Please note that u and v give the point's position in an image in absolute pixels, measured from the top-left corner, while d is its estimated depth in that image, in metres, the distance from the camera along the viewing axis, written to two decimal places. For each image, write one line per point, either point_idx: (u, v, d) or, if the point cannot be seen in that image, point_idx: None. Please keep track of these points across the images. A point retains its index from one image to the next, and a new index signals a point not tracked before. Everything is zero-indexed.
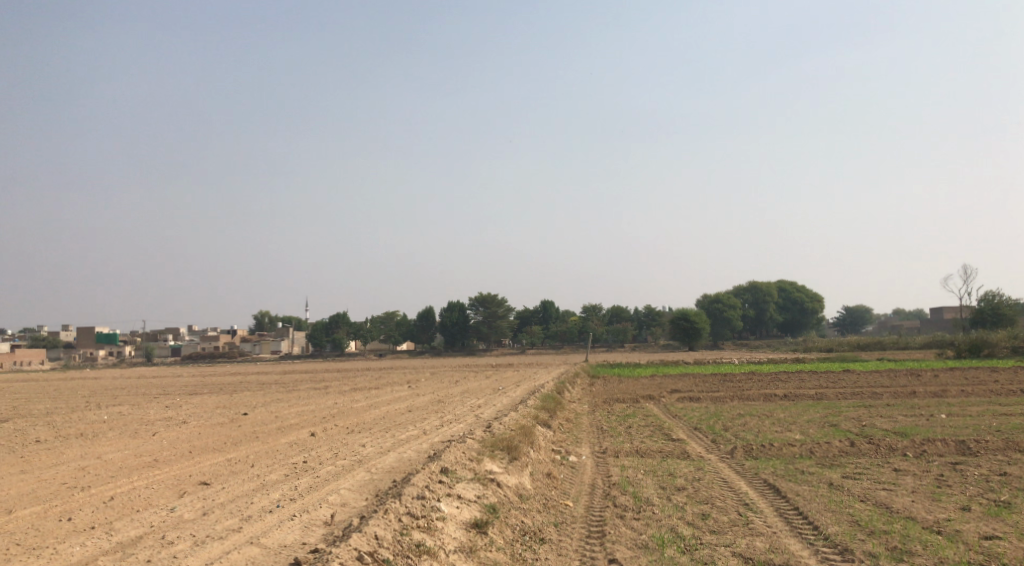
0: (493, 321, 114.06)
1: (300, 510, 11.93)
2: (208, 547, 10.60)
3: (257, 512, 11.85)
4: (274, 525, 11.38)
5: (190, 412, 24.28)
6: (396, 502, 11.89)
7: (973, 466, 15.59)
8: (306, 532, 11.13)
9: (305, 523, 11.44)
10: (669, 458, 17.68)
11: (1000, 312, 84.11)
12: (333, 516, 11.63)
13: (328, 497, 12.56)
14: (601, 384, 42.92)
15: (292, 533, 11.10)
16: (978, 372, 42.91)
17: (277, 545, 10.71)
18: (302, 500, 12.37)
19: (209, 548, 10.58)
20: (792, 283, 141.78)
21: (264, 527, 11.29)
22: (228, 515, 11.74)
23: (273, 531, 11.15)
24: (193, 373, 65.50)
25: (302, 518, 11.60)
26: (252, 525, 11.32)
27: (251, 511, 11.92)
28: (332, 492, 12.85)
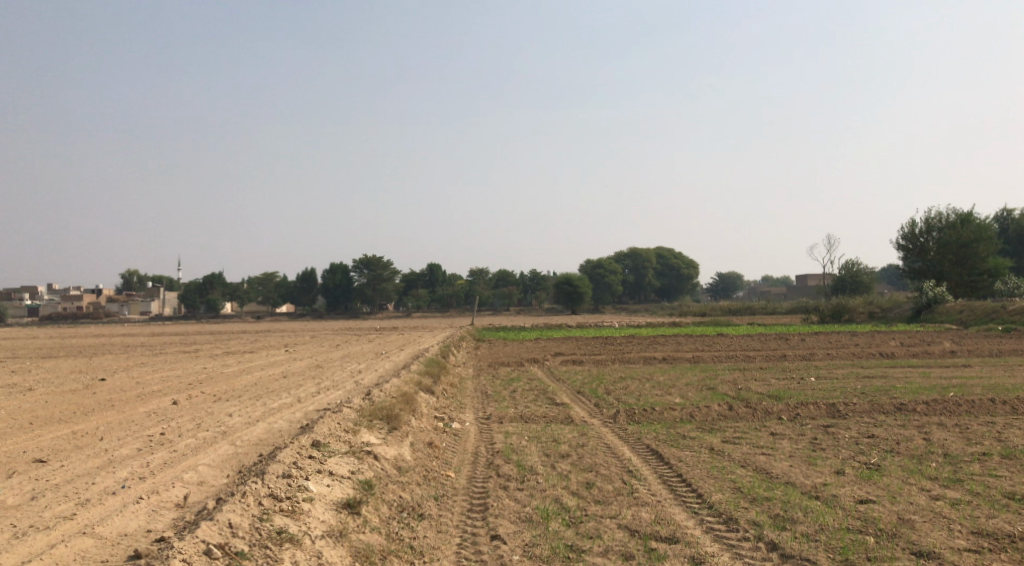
0: (378, 283, 111.56)
1: (148, 492, 11.03)
2: (31, 540, 9.63)
3: (96, 496, 10.88)
4: (115, 510, 10.46)
5: (39, 377, 22.54)
6: (257, 484, 11.12)
7: (845, 428, 16.04)
8: (152, 519, 10.29)
9: (153, 507, 10.59)
10: (552, 423, 17.49)
11: (859, 279, 88.73)
12: (185, 499, 10.79)
13: (183, 475, 11.70)
14: (484, 348, 42.70)
15: (135, 520, 10.24)
16: (840, 336, 44.98)
17: (115, 535, 9.85)
18: (153, 480, 11.46)
19: (31, 540, 9.61)
20: (670, 250, 145.68)
21: (102, 512, 10.37)
22: (61, 500, 10.71)
23: (113, 517, 10.25)
24: (53, 335, 61.67)
25: (149, 502, 10.72)
26: (89, 511, 10.38)
27: (89, 493, 10.94)
28: (189, 469, 11.98)
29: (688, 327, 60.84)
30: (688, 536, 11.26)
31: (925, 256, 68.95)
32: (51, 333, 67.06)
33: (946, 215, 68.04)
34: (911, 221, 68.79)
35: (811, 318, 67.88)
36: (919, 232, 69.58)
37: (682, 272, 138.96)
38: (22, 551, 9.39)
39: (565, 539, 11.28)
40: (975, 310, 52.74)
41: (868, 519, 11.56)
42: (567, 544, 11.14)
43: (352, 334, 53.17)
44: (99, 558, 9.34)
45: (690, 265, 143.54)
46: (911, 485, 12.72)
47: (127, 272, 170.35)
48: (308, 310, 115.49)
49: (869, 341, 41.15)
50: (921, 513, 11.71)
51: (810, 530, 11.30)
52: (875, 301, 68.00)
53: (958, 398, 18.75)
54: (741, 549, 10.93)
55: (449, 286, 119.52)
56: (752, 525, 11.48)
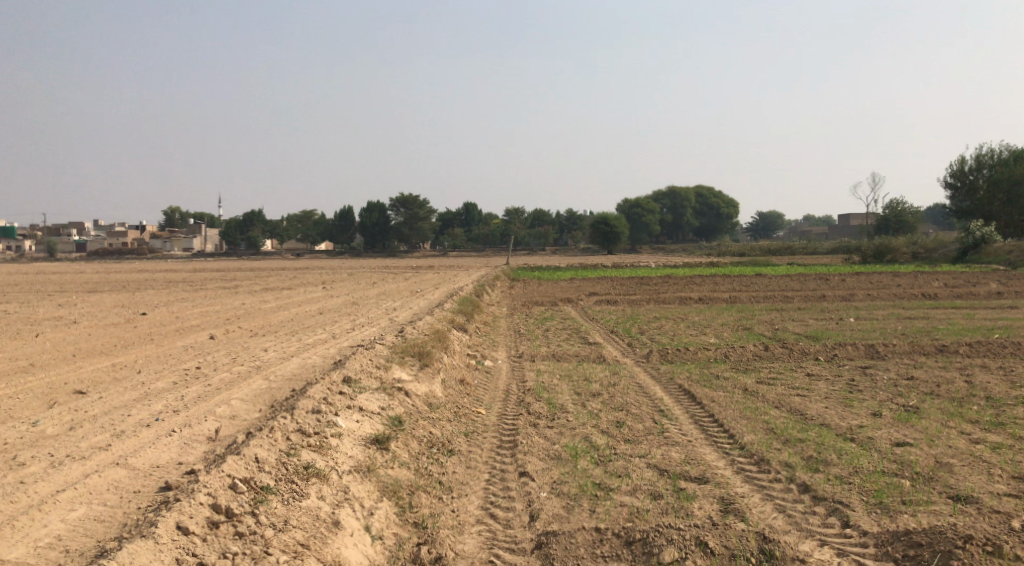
0: (415, 222, 111.85)
1: (180, 425, 11.23)
2: (66, 470, 9.84)
3: (131, 428, 11.08)
4: (148, 442, 10.66)
5: (83, 311, 23.03)
6: (286, 419, 11.24)
7: (882, 370, 15.83)
8: (184, 451, 10.48)
9: (185, 440, 10.78)
10: (584, 362, 17.49)
11: (903, 219, 86.98)
12: (216, 432, 10.96)
13: (216, 409, 11.88)
14: (520, 287, 42.70)
15: (167, 452, 10.43)
16: (882, 277, 44.26)
17: (147, 467, 10.04)
18: (186, 413, 11.66)
19: (65, 470, 9.82)
20: (710, 190, 143.90)
21: (136, 444, 10.57)
22: (97, 431, 10.94)
23: (146, 449, 10.45)
24: (98, 269, 62.86)
25: (181, 435, 10.91)
26: (123, 443, 10.58)
27: (124, 425, 11.15)
28: (222, 402, 12.17)
29: (725, 267, 60.25)
30: (718, 477, 11.22)
31: (974, 195, 67.48)
32: (94, 268, 68.36)
33: (998, 152, 66.15)
34: (961, 158, 67.11)
35: (853, 258, 66.85)
36: (969, 169, 68.15)
37: (721, 211, 137.24)
38: (56, 481, 9.59)
39: (594, 477, 11.30)
40: (1023, 251, 51.51)
41: (905, 462, 11.40)
42: (596, 482, 11.16)
43: (388, 272, 53.47)
44: (131, 488, 9.54)
45: (729, 204, 141.73)
46: (950, 428, 12.50)
47: (167, 208, 171.96)
48: (345, 247, 116.31)
49: (911, 281, 40.44)
50: (959, 457, 11.51)
51: (844, 472, 11.18)
52: (919, 241, 66.69)
53: (1002, 340, 18.35)
54: (772, 491, 10.86)
55: (486, 224, 119.38)
56: (784, 467, 11.39)
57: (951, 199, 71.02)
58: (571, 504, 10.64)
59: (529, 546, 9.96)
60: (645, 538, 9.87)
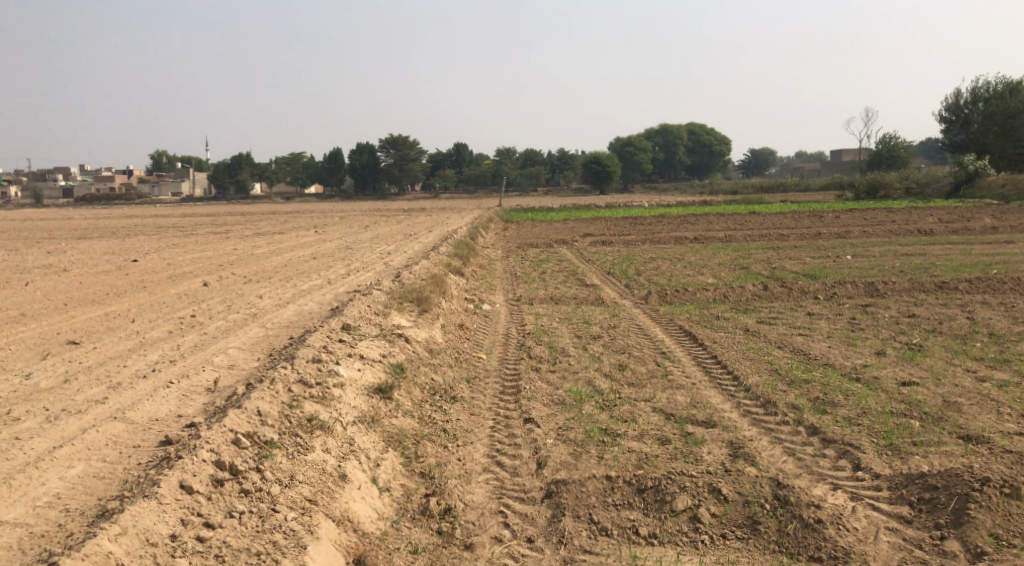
0: (405, 163, 110.83)
1: (178, 377, 11.10)
2: (62, 425, 9.73)
3: (128, 379, 10.95)
4: (147, 394, 10.55)
5: (73, 258, 22.74)
6: (287, 369, 11.12)
7: (884, 308, 15.76)
8: (183, 403, 10.38)
9: (184, 392, 10.67)
10: (583, 304, 17.39)
11: (896, 153, 86.48)
12: (215, 384, 10.85)
13: (214, 358, 11.75)
14: (513, 229, 42.39)
15: (166, 404, 10.33)
16: (876, 213, 44.06)
17: (146, 421, 9.94)
18: (183, 363, 11.53)
19: (63, 425, 9.71)
20: (702, 127, 142.67)
21: (134, 397, 10.46)
22: (93, 384, 10.81)
23: (144, 402, 10.34)
24: (86, 215, 62.16)
25: (180, 387, 10.80)
26: (120, 396, 10.47)
27: (120, 377, 11.02)
28: (219, 351, 12.04)
29: (718, 205, 60.01)
30: (726, 420, 11.20)
31: (969, 128, 66.96)
32: (82, 213, 67.59)
33: (995, 84, 65.37)
34: (956, 91, 66.37)
35: (845, 195, 66.57)
36: (964, 102, 67.42)
37: (713, 148, 136.23)
38: (54, 436, 9.49)
39: (600, 422, 11.26)
40: (1017, 184, 51.30)
41: (913, 402, 11.38)
42: (603, 427, 11.12)
43: (380, 215, 53.01)
44: (131, 443, 9.45)
45: (722, 141, 140.65)
46: (956, 366, 12.48)
47: (153, 153, 169.91)
48: (336, 190, 115.33)
49: (906, 216, 40.26)
50: (967, 396, 11.50)
51: (852, 414, 11.16)
52: (912, 176, 66.33)
53: (1002, 275, 18.27)
54: (780, 434, 10.85)
55: (477, 166, 118.37)
56: (791, 409, 11.36)
57: (945, 133, 70.52)
58: (579, 451, 10.60)
59: (538, 495, 9.96)
60: (656, 486, 9.86)
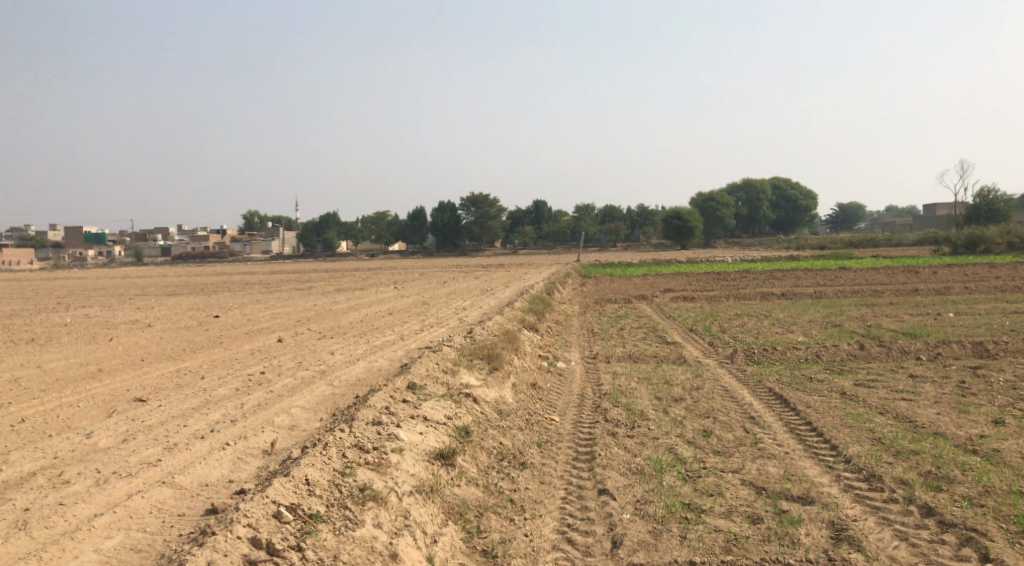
0: (486, 220, 111.69)
1: (235, 438, 10.83)
2: (110, 489, 9.52)
3: (184, 440, 10.73)
4: (201, 457, 10.30)
5: (158, 314, 23.13)
6: (343, 434, 10.73)
7: (996, 371, 14.54)
8: (236, 468, 10.08)
9: (238, 455, 10.38)
10: (664, 363, 16.62)
11: (994, 208, 82.97)
12: (271, 447, 10.53)
13: (275, 418, 11.48)
14: (592, 285, 41.83)
15: (218, 468, 10.05)
16: (976, 269, 41.92)
17: (195, 486, 9.67)
18: (243, 424, 11.26)
19: (109, 490, 9.50)
20: (787, 181, 140.31)
21: (187, 460, 10.22)
22: (149, 444, 10.61)
23: (197, 465, 10.08)
24: (178, 273, 64.55)
25: (235, 449, 10.52)
26: (173, 458, 10.24)
27: (177, 437, 10.81)
28: (282, 411, 11.77)
29: (806, 261, 58.36)
30: (826, 496, 10.31)
31: None
32: (179, 271, 70.12)
33: None
34: None
35: (941, 250, 63.92)
36: None
37: (799, 203, 133.49)
38: (98, 502, 9.27)
39: (683, 496, 10.49)
40: None
41: None
42: (686, 501, 10.36)
43: (459, 271, 53.26)
44: (175, 512, 9.16)
45: (808, 197, 137.92)
46: None
47: (246, 213, 176.27)
48: (418, 248, 116.90)
49: (1009, 273, 38.21)
50: None
51: (972, 493, 10.15)
52: (1013, 230, 63.33)
53: None
54: (890, 513, 9.92)
55: (557, 223, 118.41)
56: (900, 485, 10.40)
57: None
58: (659, 529, 9.85)
59: None
60: None
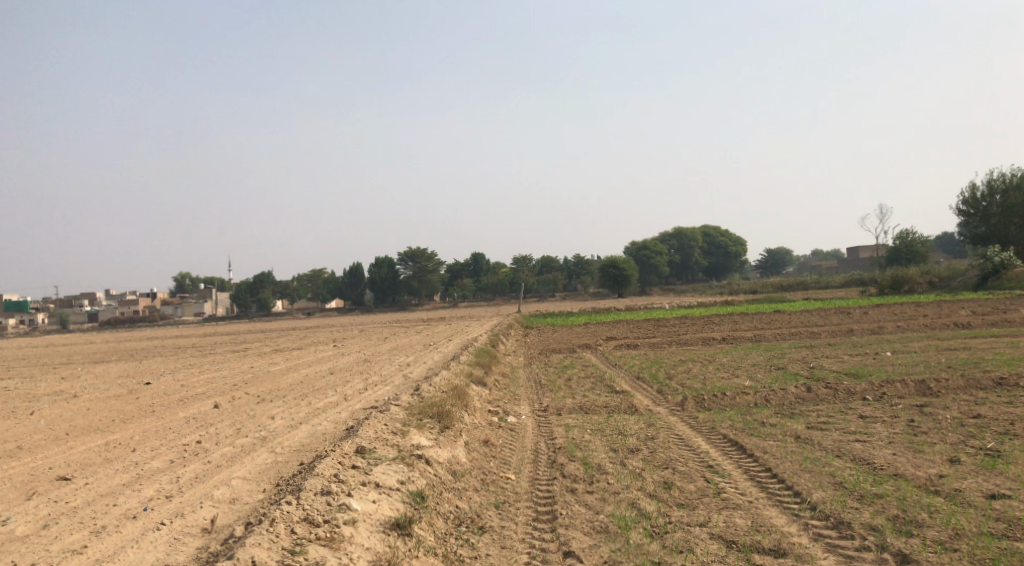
0: (424, 275, 111.11)
1: (170, 516, 10.20)
2: None
3: (113, 522, 10.06)
4: (133, 539, 9.65)
5: (85, 383, 22.10)
6: (290, 507, 10.19)
7: (943, 409, 14.66)
8: (173, 550, 9.46)
9: (175, 535, 9.76)
10: (615, 413, 16.39)
11: (915, 249, 85.77)
12: (212, 524, 9.94)
13: (215, 492, 10.88)
14: (533, 335, 41.68)
15: (153, 552, 9.42)
16: (904, 308, 42.97)
17: None
18: (179, 500, 10.63)
19: None
20: (717, 228, 143.34)
21: (117, 543, 9.56)
22: (73, 529, 9.92)
23: (128, 549, 9.44)
24: (105, 339, 62.28)
25: (171, 529, 9.90)
26: (102, 543, 9.57)
27: (106, 519, 10.13)
28: (222, 483, 11.17)
29: (741, 305, 59.27)
30: (797, 548, 10.14)
31: (989, 221, 66.32)
32: (106, 337, 67.80)
33: (1010, 176, 65.03)
34: (972, 184, 65.99)
35: (869, 291, 65.60)
36: (981, 195, 66.98)
37: (729, 249, 136.25)
38: None
39: (652, 554, 10.19)
40: None
41: (1011, 520, 10.30)
42: (656, 560, 10.06)
43: (399, 326, 52.67)
44: None
45: (738, 242, 140.96)
46: None
47: (177, 276, 172.83)
48: (356, 305, 115.59)
49: (937, 310, 39.24)
50: None
51: (943, 536, 10.09)
52: (935, 270, 65.35)
53: None
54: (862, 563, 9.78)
55: (494, 275, 118.47)
56: (869, 531, 10.29)
57: (965, 226, 69.94)
58: None
59: None
60: None
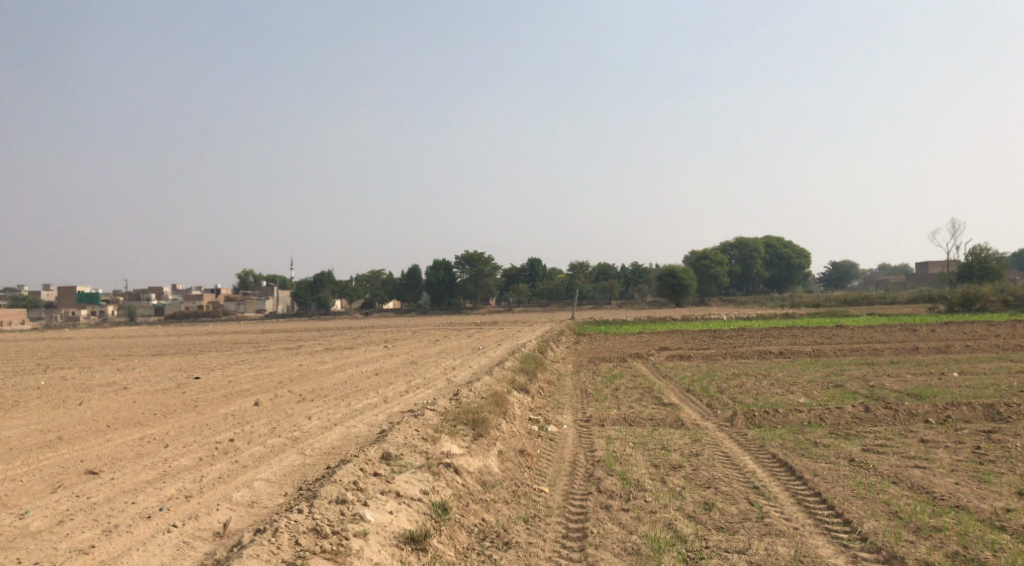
0: (481, 278, 111.18)
1: (184, 518, 10.09)
2: None
3: (127, 521, 9.99)
4: (142, 541, 9.55)
5: (136, 376, 22.36)
6: (303, 516, 9.99)
7: (1011, 436, 13.85)
8: (182, 554, 9.33)
9: (186, 538, 9.64)
10: (660, 427, 15.90)
11: (987, 266, 82.86)
12: (224, 528, 9.80)
13: (234, 494, 10.75)
14: (586, 343, 41.19)
15: (161, 555, 9.30)
16: (974, 327, 41.37)
17: None
18: (197, 501, 10.52)
19: None
20: (780, 239, 140.74)
21: (124, 545, 9.47)
22: (86, 526, 9.87)
23: (135, 552, 9.33)
24: (168, 333, 63.68)
25: (181, 532, 9.77)
26: (111, 543, 9.50)
27: (119, 518, 10.06)
28: (244, 485, 11.04)
29: (803, 319, 57.88)
30: None
31: None
32: (170, 331, 69.23)
33: None
34: None
35: (937, 308, 63.47)
36: None
37: (792, 261, 133.68)
38: None
39: None
40: None
41: None
42: None
43: (453, 329, 52.66)
44: None
45: (801, 254, 138.15)
46: None
47: (241, 273, 176.62)
48: (413, 306, 116.32)
49: (1008, 331, 37.63)
50: None
51: None
52: (1007, 288, 62.98)
53: None
54: None
55: (552, 280, 117.90)
56: None
57: None
58: None
59: None
60: None
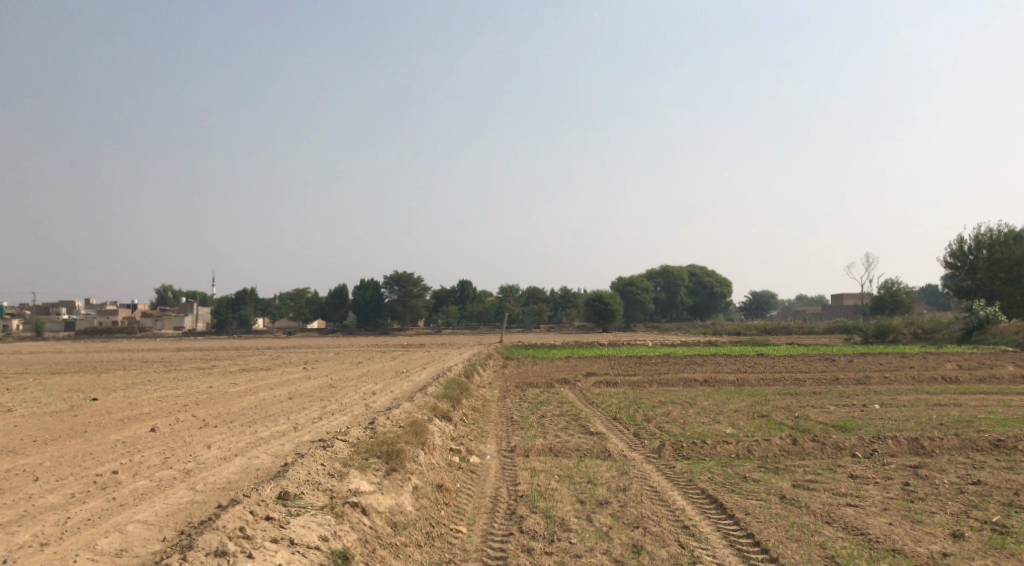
0: (408, 299, 109.95)
1: None
2: None
3: None
4: None
5: (28, 396, 20.76)
6: None
7: (939, 471, 13.72)
8: None
9: None
10: (586, 458, 15.34)
11: (899, 299, 85.46)
12: None
13: (102, 540, 9.76)
14: (512, 367, 40.59)
15: None
16: (890, 358, 42.23)
17: None
18: (53, 550, 9.50)
19: None
20: (703, 268, 143.14)
21: None
22: None
23: None
24: (77, 350, 60.52)
25: None
26: None
27: None
28: (116, 529, 10.05)
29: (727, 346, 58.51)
30: None
31: (975, 274, 66.02)
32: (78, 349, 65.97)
33: (996, 232, 65.07)
34: (960, 236, 65.75)
35: (854, 337, 64.84)
36: (969, 249, 66.71)
37: (715, 289, 136.03)
38: None
39: None
40: None
41: None
42: None
43: (377, 351, 51.35)
44: None
45: (723, 283, 140.71)
46: None
47: (160, 288, 171.79)
48: (337, 326, 114.13)
49: (922, 362, 38.43)
50: None
51: None
52: (919, 320, 64.86)
53: None
54: None
55: (480, 302, 117.14)
56: None
57: (950, 279, 69.67)
58: None
59: None
60: None
